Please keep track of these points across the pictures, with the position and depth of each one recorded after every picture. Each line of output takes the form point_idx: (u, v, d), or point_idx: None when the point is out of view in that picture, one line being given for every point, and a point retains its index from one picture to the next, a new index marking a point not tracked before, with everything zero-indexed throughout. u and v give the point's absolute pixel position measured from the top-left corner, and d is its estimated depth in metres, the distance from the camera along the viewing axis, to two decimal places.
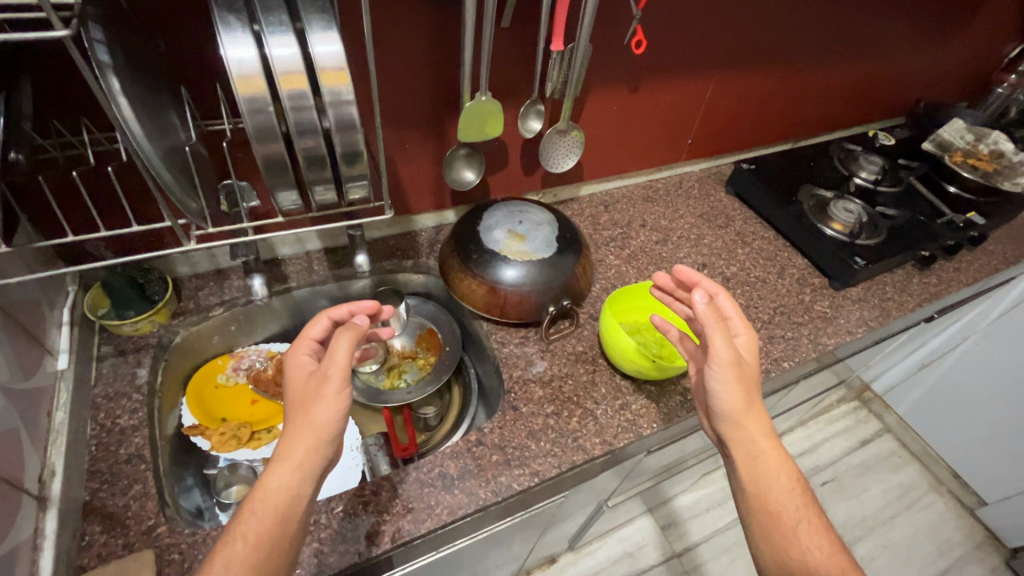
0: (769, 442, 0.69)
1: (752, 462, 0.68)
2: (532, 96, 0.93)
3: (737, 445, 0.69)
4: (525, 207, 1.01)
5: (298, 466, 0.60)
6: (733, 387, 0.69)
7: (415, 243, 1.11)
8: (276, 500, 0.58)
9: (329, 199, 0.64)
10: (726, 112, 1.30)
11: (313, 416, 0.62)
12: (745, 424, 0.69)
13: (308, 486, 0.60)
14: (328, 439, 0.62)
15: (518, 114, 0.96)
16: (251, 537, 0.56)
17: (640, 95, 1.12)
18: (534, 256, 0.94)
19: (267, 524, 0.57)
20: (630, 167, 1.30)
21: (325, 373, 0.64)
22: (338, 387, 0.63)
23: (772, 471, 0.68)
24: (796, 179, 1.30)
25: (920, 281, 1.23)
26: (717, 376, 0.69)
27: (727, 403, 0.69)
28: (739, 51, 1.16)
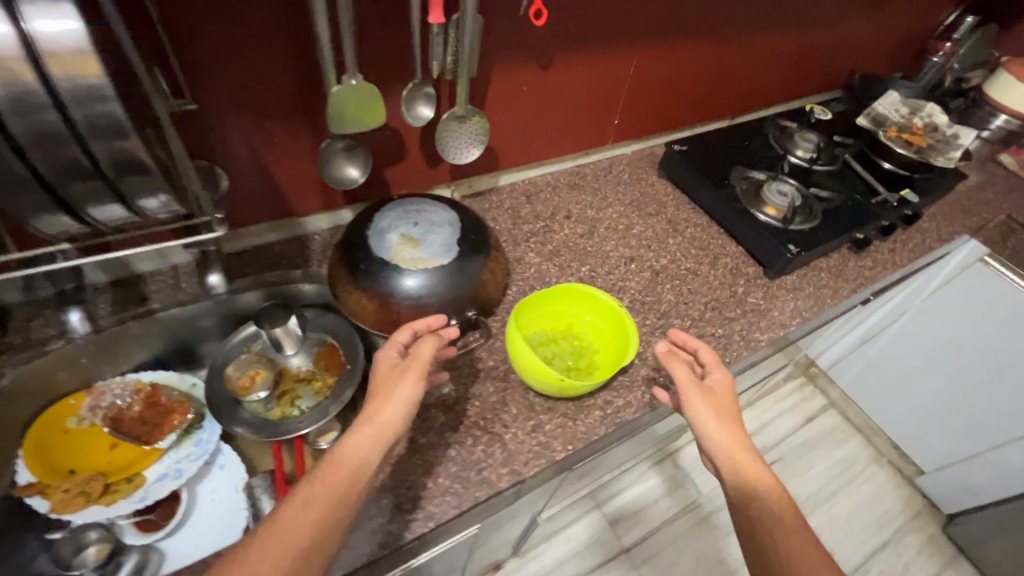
0: (759, 468, 0.69)
1: (750, 496, 0.68)
2: (417, 78, 0.78)
3: (732, 479, 0.69)
4: (424, 205, 0.89)
5: (371, 434, 0.66)
6: (711, 419, 0.72)
7: (306, 249, 0.98)
8: (351, 460, 0.64)
9: (118, 213, 0.63)
10: (653, 89, 1.20)
11: (390, 400, 0.68)
12: (732, 453, 0.70)
13: (378, 453, 0.66)
14: (397, 420, 0.68)
15: (401, 100, 0.81)
16: (326, 484, 0.62)
17: (555, 73, 1.01)
18: (430, 264, 0.82)
19: (337, 481, 0.63)
20: (553, 152, 1.19)
21: (410, 365, 0.71)
22: (415, 378, 0.70)
23: (768, 500, 0.67)
24: (729, 160, 1.22)
25: (856, 264, 1.18)
26: (692, 410, 0.74)
27: (710, 436, 0.72)
28: (660, 22, 1.05)
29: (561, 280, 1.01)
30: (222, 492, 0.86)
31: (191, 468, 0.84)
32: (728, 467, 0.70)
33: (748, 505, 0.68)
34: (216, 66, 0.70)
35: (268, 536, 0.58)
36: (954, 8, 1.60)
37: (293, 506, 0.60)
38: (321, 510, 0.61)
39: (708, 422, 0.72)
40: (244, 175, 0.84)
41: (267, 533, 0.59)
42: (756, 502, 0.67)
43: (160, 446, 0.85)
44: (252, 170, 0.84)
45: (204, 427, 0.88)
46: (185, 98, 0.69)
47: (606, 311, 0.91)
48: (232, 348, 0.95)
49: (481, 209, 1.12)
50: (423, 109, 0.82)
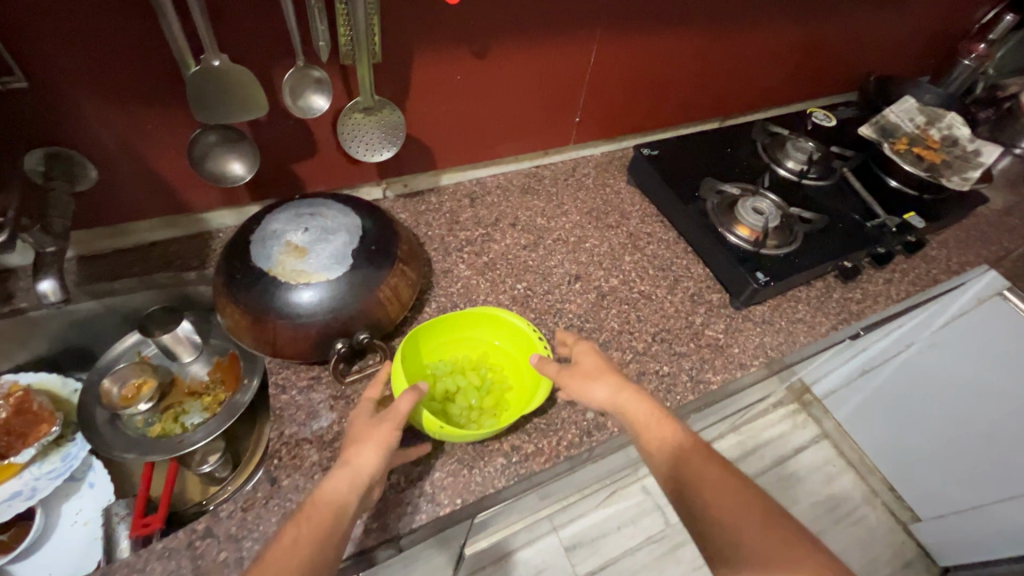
0: (647, 406, 0.67)
1: (647, 436, 0.65)
2: (300, 61, 0.67)
3: (627, 425, 0.66)
4: (320, 207, 0.78)
5: (350, 481, 0.59)
6: (591, 386, 0.70)
7: (206, 247, 0.89)
8: (330, 504, 0.58)
9: None
10: (620, 84, 1.06)
11: (365, 447, 0.61)
12: (620, 405, 0.68)
13: (357, 497, 0.59)
14: (375, 469, 0.61)
15: (282, 85, 0.69)
16: (307, 528, 0.56)
17: (494, 61, 0.88)
18: (316, 281, 0.72)
19: (319, 525, 0.56)
20: (503, 151, 1.06)
21: (388, 413, 0.63)
22: (394, 426, 0.63)
23: (662, 429, 0.65)
24: (704, 169, 1.08)
25: (841, 297, 1.02)
26: (574, 389, 0.71)
27: (598, 401, 0.69)
28: (622, 8, 0.91)
29: (488, 299, 0.89)
30: (88, 513, 0.79)
31: (47, 488, 0.77)
32: (623, 418, 0.67)
33: (647, 440, 0.64)
34: (53, 35, 0.61)
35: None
36: (994, 4, 1.39)
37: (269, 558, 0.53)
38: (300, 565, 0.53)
39: (588, 387, 0.69)
40: (119, 163, 0.75)
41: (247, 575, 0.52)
42: (653, 435, 0.64)
43: (17, 462, 0.77)
44: (126, 161, 0.75)
45: (74, 442, 0.81)
46: (14, 75, 0.62)
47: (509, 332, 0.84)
48: (112, 359, 0.87)
49: (414, 212, 1.01)
50: (313, 98, 0.71)
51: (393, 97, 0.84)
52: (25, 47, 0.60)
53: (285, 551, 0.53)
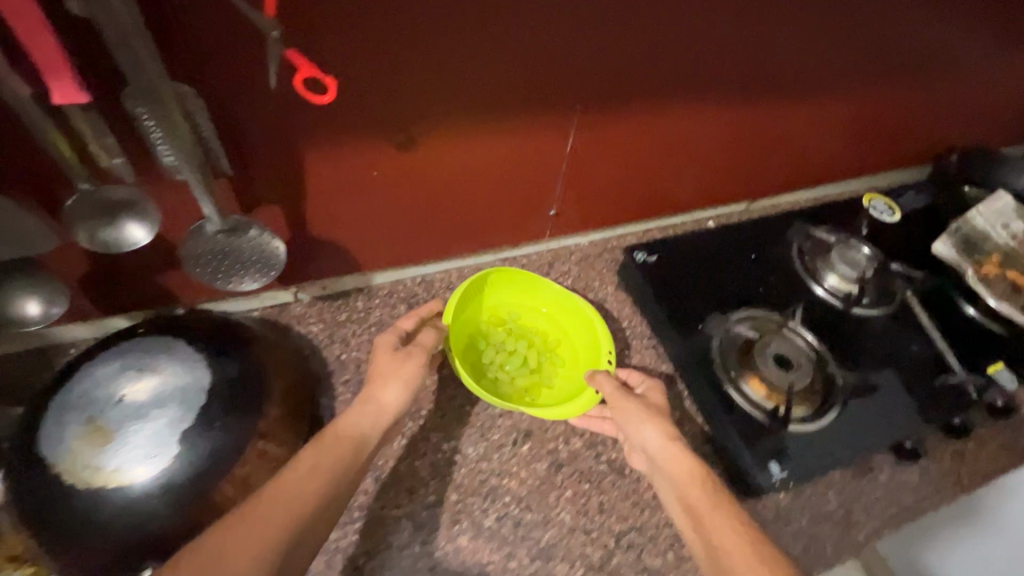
0: (693, 462, 0.59)
1: (683, 494, 0.57)
2: (85, 185, 0.46)
3: (669, 474, 0.59)
4: (157, 360, 0.56)
5: (373, 415, 0.59)
6: (640, 422, 0.63)
7: (46, 369, 0.69)
8: (351, 434, 0.56)
9: None
10: (611, 169, 0.81)
11: (391, 384, 0.61)
12: (664, 455, 0.60)
13: (377, 434, 0.58)
14: (399, 405, 0.60)
15: (65, 213, 0.48)
16: (327, 453, 0.53)
17: (426, 154, 0.65)
18: (120, 482, 0.51)
19: (341, 453, 0.53)
20: (455, 247, 0.83)
21: (415, 350, 0.64)
22: (419, 361, 0.64)
23: (700, 490, 0.56)
24: (716, 288, 0.82)
25: (891, 482, 0.75)
26: (623, 421, 0.64)
27: (644, 444, 0.62)
28: (607, 83, 0.67)
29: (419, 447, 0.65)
30: None
31: None
32: (663, 468, 0.60)
33: (682, 497, 0.57)
34: None
35: (230, 525, 0.44)
36: None
37: (287, 490, 0.48)
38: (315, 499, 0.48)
39: (639, 423, 0.63)
40: None
41: (217, 529, 0.44)
42: (689, 494, 0.56)
43: None
44: None
45: None
46: None
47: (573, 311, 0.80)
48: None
49: (332, 323, 0.79)
50: (119, 230, 0.49)
51: (281, 202, 0.62)
52: None
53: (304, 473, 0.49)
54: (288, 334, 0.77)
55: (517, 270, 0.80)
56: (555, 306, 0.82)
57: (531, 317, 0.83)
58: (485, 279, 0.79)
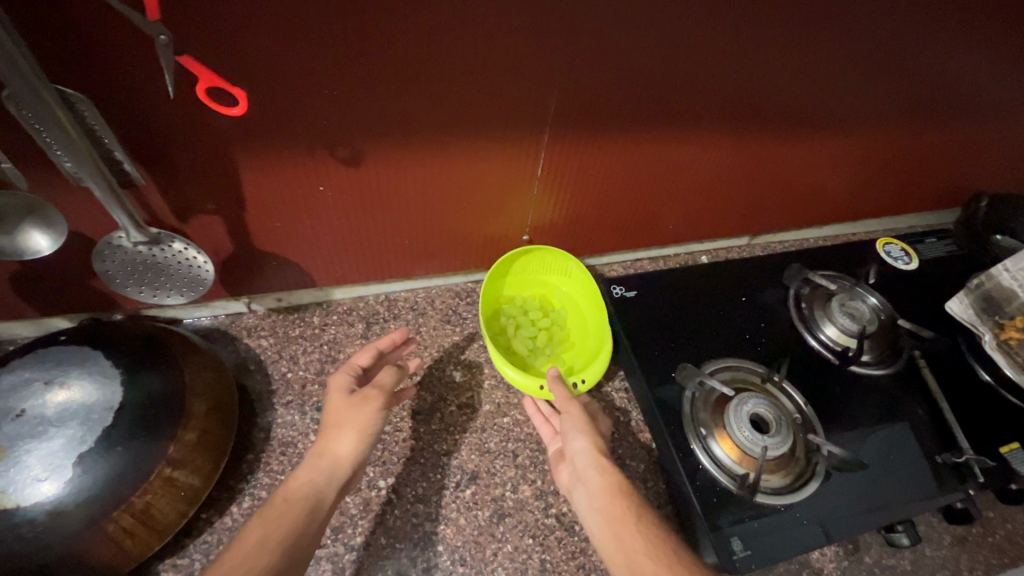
0: (617, 474, 0.56)
1: (604, 506, 0.54)
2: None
3: (600, 486, 0.55)
4: (68, 374, 0.53)
5: (328, 469, 0.55)
6: (572, 428, 0.61)
7: None
8: (303, 496, 0.52)
9: None
10: (591, 196, 0.75)
11: (346, 432, 0.57)
12: (589, 464, 0.57)
13: (334, 489, 0.54)
14: (355, 457, 0.56)
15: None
16: (268, 517, 0.50)
17: (378, 172, 0.60)
18: (4, 505, 0.48)
19: (292, 517, 0.50)
20: (420, 267, 0.78)
21: (371, 393, 0.59)
22: (376, 406, 0.59)
23: (622, 503, 0.53)
24: (696, 332, 0.75)
25: (877, 567, 0.67)
26: (565, 426, 0.62)
27: (580, 451, 0.59)
28: (583, 107, 0.61)
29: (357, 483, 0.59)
30: None
31: None
32: (585, 477, 0.57)
33: (602, 508, 0.54)
34: None
35: None
36: None
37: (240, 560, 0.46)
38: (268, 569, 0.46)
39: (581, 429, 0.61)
40: None
41: None
42: (611, 506, 0.53)
43: None
44: None
45: None
46: None
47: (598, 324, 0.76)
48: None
49: (284, 337, 0.76)
50: (28, 238, 0.48)
51: (217, 213, 0.58)
52: None
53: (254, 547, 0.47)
54: (236, 347, 0.74)
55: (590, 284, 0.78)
56: (595, 337, 0.76)
57: (575, 333, 0.79)
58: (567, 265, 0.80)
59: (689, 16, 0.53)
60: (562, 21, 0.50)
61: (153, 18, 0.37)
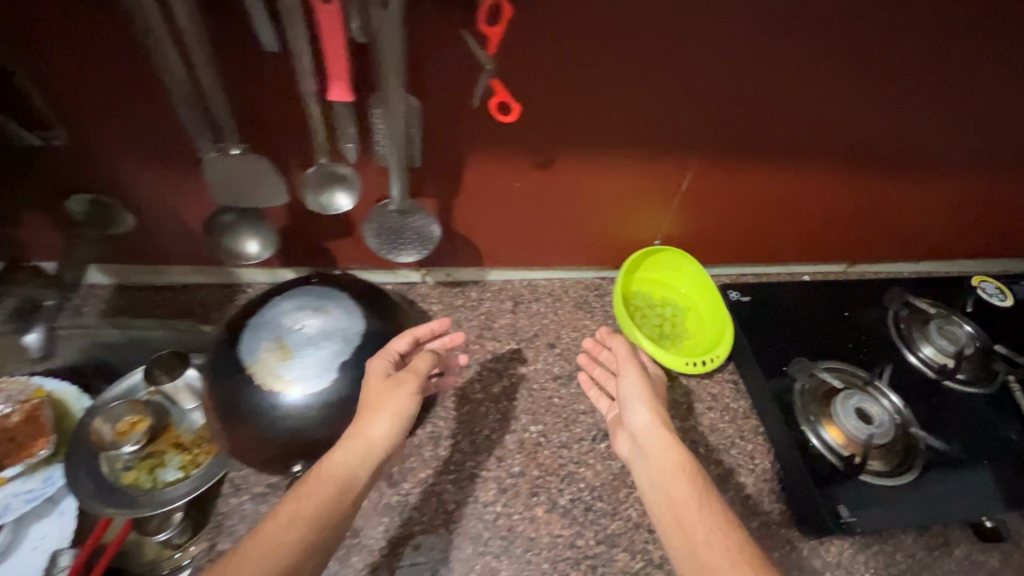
0: (679, 448, 0.63)
1: (662, 475, 0.61)
2: (320, 161, 0.61)
3: (655, 458, 0.63)
4: (329, 304, 0.70)
5: (361, 452, 0.60)
6: (639, 403, 0.67)
7: (229, 301, 0.86)
8: (337, 476, 0.58)
9: None
10: (721, 212, 0.89)
11: (379, 415, 0.62)
12: (652, 434, 0.65)
13: (366, 470, 0.60)
14: (387, 438, 0.62)
15: (302, 178, 0.63)
16: (310, 500, 0.57)
17: (564, 175, 0.76)
18: (292, 390, 0.65)
19: (320, 498, 0.57)
20: (564, 260, 0.93)
21: (404, 377, 0.65)
22: (411, 390, 0.64)
23: (679, 476, 0.60)
24: (806, 337, 0.86)
25: (968, 560, 0.74)
26: (625, 396, 0.70)
27: (639, 420, 0.67)
28: (734, 134, 0.75)
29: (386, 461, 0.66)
30: (49, 542, 0.78)
31: (18, 509, 0.77)
32: (648, 448, 0.64)
33: (660, 481, 0.61)
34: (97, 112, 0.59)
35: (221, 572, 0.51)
36: None
37: (268, 535, 0.54)
38: (302, 540, 0.55)
39: (643, 401, 0.68)
40: (150, 213, 0.72)
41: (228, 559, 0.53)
42: (670, 478, 0.60)
43: (2, 475, 0.78)
44: (165, 221, 0.74)
45: (61, 465, 0.82)
46: (52, 133, 0.60)
47: (722, 322, 0.89)
48: (112, 396, 0.85)
49: (449, 306, 0.92)
50: (335, 195, 0.64)
51: (439, 196, 0.74)
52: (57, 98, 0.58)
53: (286, 522, 0.55)
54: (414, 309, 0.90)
55: (709, 283, 0.91)
56: (713, 326, 0.90)
57: (691, 321, 0.93)
58: (682, 264, 0.94)
59: (819, 64, 0.68)
60: (724, 63, 0.66)
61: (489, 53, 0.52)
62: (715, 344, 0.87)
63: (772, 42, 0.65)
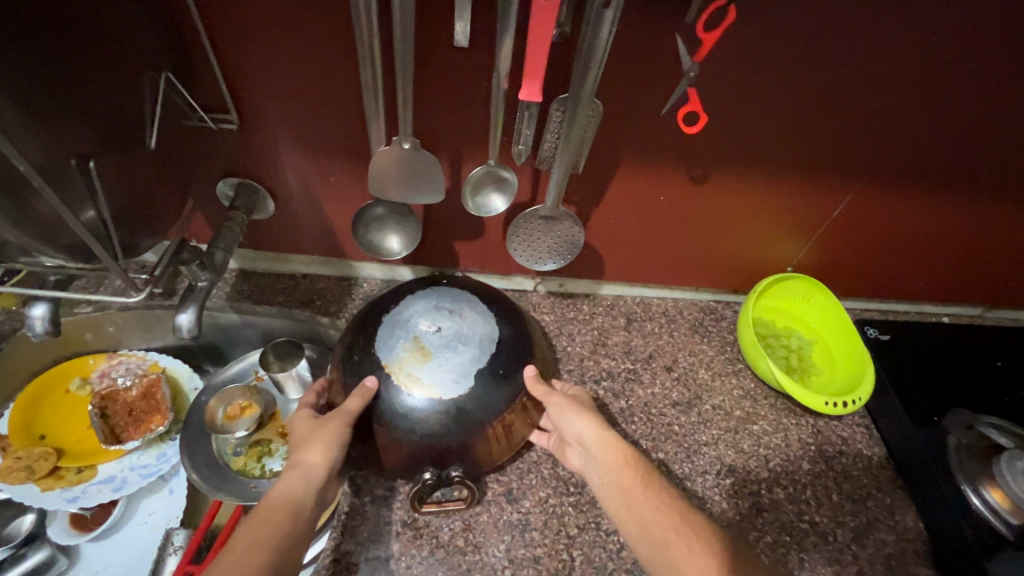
0: (623, 445, 0.60)
1: (616, 478, 0.58)
2: (492, 161, 0.60)
3: (603, 467, 0.59)
4: (465, 308, 0.66)
5: (302, 481, 0.56)
6: (570, 414, 0.63)
7: (345, 294, 0.85)
8: (285, 503, 0.54)
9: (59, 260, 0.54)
10: (866, 243, 0.83)
11: (316, 445, 0.58)
12: (596, 442, 0.61)
13: (311, 496, 0.56)
14: (329, 462, 0.58)
15: (468, 179, 0.63)
16: (258, 526, 0.51)
17: (713, 189, 0.72)
18: (428, 395, 0.61)
19: (276, 521, 0.52)
20: (686, 279, 0.89)
21: (334, 412, 0.60)
22: (340, 424, 0.60)
23: (630, 474, 0.58)
24: (956, 386, 0.78)
25: None
26: (556, 415, 0.64)
27: (579, 431, 0.62)
28: (903, 159, 0.70)
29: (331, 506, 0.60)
30: (158, 518, 0.80)
31: (134, 484, 0.78)
32: (596, 455, 0.60)
33: (615, 483, 0.58)
34: (275, 96, 0.60)
35: None
36: None
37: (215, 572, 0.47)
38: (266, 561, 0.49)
39: (572, 412, 0.63)
40: (294, 202, 0.73)
41: None
42: (623, 479, 0.58)
43: (124, 447, 0.80)
44: (305, 209, 0.74)
45: (174, 443, 0.82)
46: (230, 115, 0.62)
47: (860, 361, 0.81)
48: (227, 377, 0.86)
49: (561, 317, 0.88)
50: (491, 197, 0.64)
51: (579, 203, 0.72)
52: (241, 84, 0.59)
53: (245, 547, 0.49)
54: None
55: (846, 316, 0.84)
56: (846, 365, 0.83)
57: (818, 356, 0.86)
58: (813, 294, 0.87)
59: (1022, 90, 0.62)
60: (908, 84, 0.61)
61: (695, 60, 0.53)
62: (852, 386, 0.79)
63: (969, 65, 0.59)
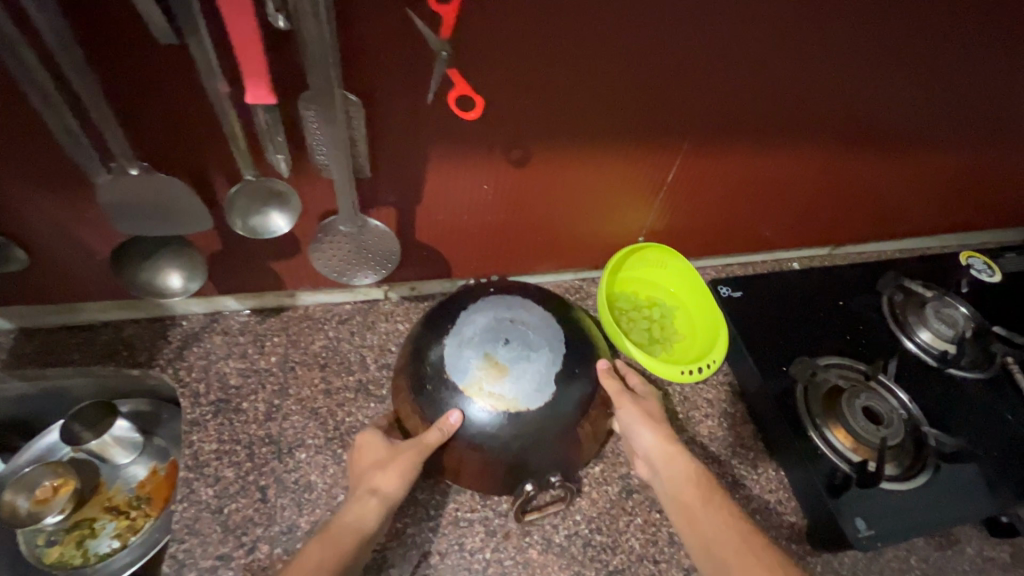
0: (688, 460, 0.61)
1: (677, 492, 0.60)
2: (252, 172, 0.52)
3: (666, 480, 0.61)
4: (522, 312, 0.61)
5: (377, 510, 0.56)
6: (638, 424, 0.64)
7: (159, 337, 0.74)
8: (348, 531, 0.54)
9: None
10: (709, 202, 0.82)
11: (392, 472, 0.57)
12: (663, 459, 0.62)
13: (368, 533, 0.55)
14: (398, 494, 0.57)
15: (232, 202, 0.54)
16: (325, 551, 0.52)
17: (538, 171, 0.67)
18: (516, 407, 0.57)
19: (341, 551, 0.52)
20: (543, 263, 0.84)
21: (413, 444, 0.57)
22: (416, 454, 0.57)
23: (693, 489, 0.59)
24: (803, 332, 0.80)
25: (977, 558, 0.71)
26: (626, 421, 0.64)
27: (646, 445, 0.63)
28: (723, 119, 0.68)
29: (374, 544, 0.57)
30: None
31: None
32: (660, 469, 0.62)
33: (676, 492, 0.60)
34: None
35: None
36: None
37: None
38: None
39: (642, 426, 0.64)
40: (50, 246, 0.61)
41: None
42: (684, 491, 0.59)
43: None
44: (69, 252, 0.62)
45: None
46: None
47: (715, 322, 0.83)
48: (25, 460, 0.74)
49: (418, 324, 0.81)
50: (267, 218, 0.56)
51: (394, 204, 0.65)
52: None
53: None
54: (377, 331, 0.79)
55: (699, 278, 0.85)
56: (704, 326, 0.85)
57: (679, 321, 0.87)
58: (666, 260, 0.86)
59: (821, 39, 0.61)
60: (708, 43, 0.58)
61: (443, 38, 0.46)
62: (708, 349, 0.81)
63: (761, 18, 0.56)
